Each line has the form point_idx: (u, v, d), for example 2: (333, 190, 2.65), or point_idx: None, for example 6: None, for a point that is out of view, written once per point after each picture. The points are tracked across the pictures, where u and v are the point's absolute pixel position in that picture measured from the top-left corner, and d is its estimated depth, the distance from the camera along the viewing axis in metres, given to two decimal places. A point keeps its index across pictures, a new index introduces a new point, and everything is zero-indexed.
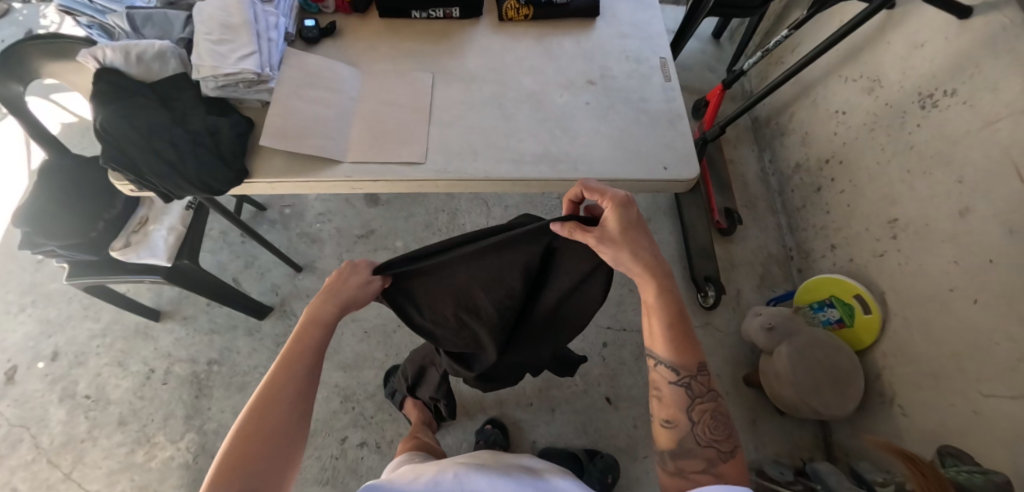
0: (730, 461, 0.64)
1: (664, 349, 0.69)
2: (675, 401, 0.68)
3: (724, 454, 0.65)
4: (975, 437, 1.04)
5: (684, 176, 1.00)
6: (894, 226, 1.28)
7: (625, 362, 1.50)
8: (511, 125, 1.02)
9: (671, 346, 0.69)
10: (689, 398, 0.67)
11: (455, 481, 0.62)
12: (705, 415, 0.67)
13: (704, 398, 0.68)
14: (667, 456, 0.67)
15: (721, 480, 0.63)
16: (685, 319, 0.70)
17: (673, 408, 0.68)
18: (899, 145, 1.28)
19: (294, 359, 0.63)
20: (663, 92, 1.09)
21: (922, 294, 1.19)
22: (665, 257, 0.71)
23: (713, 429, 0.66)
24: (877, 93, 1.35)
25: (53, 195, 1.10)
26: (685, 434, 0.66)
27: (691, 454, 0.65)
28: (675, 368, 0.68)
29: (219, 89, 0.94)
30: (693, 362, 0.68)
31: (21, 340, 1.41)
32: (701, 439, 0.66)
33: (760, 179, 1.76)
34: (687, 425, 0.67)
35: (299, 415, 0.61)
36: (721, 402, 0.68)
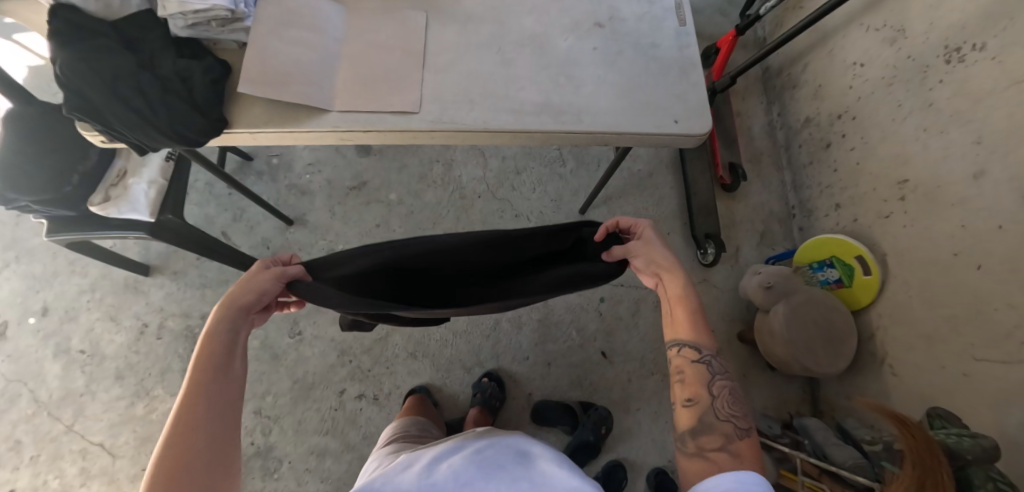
0: (746, 440, 0.63)
1: (686, 332, 0.71)
2: (697, 378, 0.68)
3: (740, 430, 0.64)
4: (963, 399, 1.07)
5: (693, 131, 0.94)
6: (903, 187, 1.24)
7: (621, 317, 1.51)
8: (511, 71, 0.95)
9: (692, 328, 0.71)
10: (710, 375, 0.68)
11: (450, 474, 0.64)
12: (724, 392, 0.67)
13: (722, 377, 0.68)
14: (686, 435, 0.65)
15: (734, 456, 0.62)
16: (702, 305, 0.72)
17: (695, 384, 0.68)
18: (917, 101, 1.22)
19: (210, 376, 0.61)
20: (676, 38, 1.01)
21: (925, 257, 1.18)
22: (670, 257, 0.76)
23: (731, 406, 0.66)
24: (899, 45, 1.27)
25: (21, 147, 1.01)
26: (706, 409, 0.66)
27: (709, 430, 0.64)
28: (696, 348, 0.70)
29: (189, 28, 0.86)
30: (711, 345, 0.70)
31: (8, 295, 1.37)
32: (719, 414, 0.66)
33: (767, 133, 1.71)
34: (707, 402, 0.67)
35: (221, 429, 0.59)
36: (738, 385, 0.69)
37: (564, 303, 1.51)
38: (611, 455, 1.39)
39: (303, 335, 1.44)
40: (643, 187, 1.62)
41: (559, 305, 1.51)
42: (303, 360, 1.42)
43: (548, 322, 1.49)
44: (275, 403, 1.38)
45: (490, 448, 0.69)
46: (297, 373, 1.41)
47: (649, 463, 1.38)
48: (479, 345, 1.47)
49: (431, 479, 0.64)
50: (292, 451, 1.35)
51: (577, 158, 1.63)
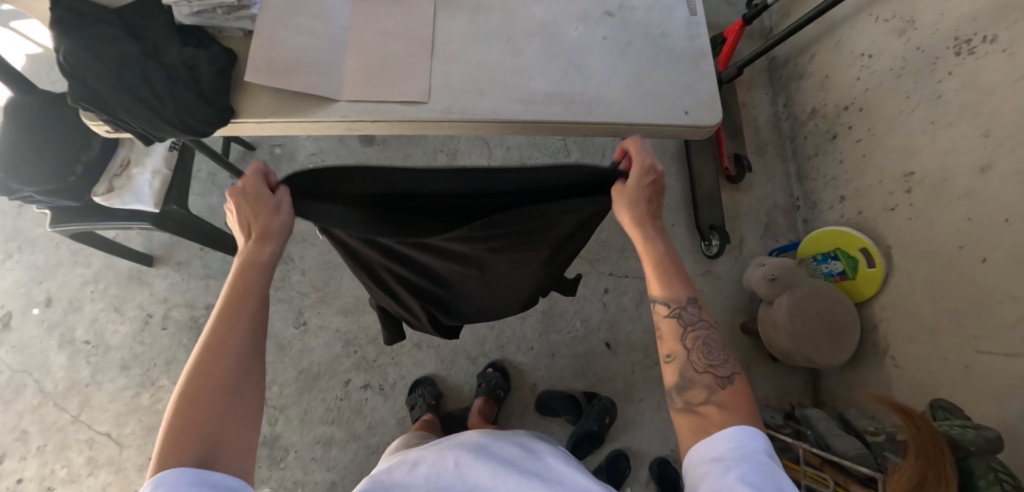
0: (731, 388, 0.60)
1: (656, 288, 0.67)
2: (670, 331, 0.65)
3: (722, 380, 0.61)
4: (964, 391, 1.09)
5: (704, 123, 0.93)
6: (909, 179, 1.24)
7: (625, 309, 1.51)
8: (521, 61, 0.93)
9: (657, 282, 0.67)
10: (682, 327, 0.65)
11: (456, 471, 0.64)
12: (699, 343, 0.64)
13: (695, 327, 0.64)
14: (672, 393, 0.63)
15: (722, 408, 0.59)
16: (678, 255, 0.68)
17: (669, 340, 0.65)
18: (925, 93, 1.21)
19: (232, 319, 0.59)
20: (687, 28, 1.00)
21: (930, 249, 1.18)
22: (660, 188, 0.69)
23: (709, 356, 0.63)
24: (908, 36, 1.26)
25: (23, 137, 1.00)
26: (684, 364, 0.63)
27: (692, 385, 0.61)
28: (664, 302, 0.66)
29: (195, 16, 0.84)
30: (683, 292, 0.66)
31: (11, 286, 1.37)
32: (697, 366, 0.62)
33: (772, 124, 1.70)
34: (685, 357, 0.64)
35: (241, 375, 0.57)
36: (716, 330, 0.65)
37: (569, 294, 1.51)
38: (614, 445, 1.40)
39: (308, 325, 1.44)
40: None
41: (563, 297, 1.51)
42: (308, 350, 1.43)
43: (552, 313, 1.50)
44: (280, 393, 1.39)
45: (496, 445, 0.70)
46: (302, 363, 1.42)
47: (651, 452, 1.40)
48: (484, 335, 1.48)
49: (443, 482, 0.63)
50: (298, 440, 1.36)
51: (582, 149, 1.63)
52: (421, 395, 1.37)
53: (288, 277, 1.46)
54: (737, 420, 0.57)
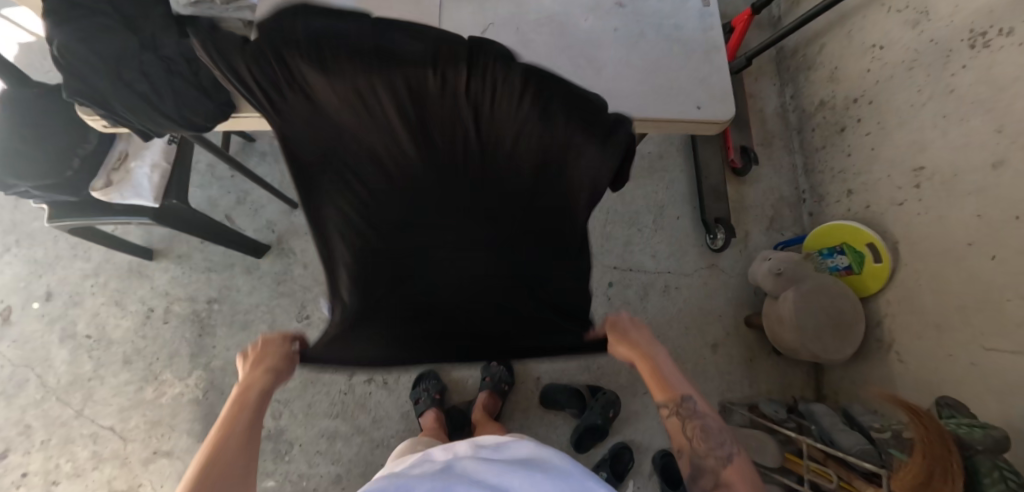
0: (732, 465, 0.64)
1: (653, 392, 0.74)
2: (673, 429, 0.69)
3: (722, 459, 0.64)
4: (970, 388, 1.09)
5: (717, 118, 0.89)
6: (919, 174, 1.23)
7: (629, 302, 1.50)
8: (530, 53, 0.89)
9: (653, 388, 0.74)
10: (680, 422, 0.70)
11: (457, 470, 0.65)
12: (700, 430, 0.68)
13: (691, 417, 0.69)
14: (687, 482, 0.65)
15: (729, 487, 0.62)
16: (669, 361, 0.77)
17: (673, 436, 0.69)
18: (937, 87, 1.19)
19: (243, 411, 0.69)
20: (699, 19, 0.95)
21: (938, 246, 1.17)
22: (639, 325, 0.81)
23: (709, 441, 0.67)
24: (921, 28, 1.23)
25: (17, 130, 0.98)
26: (689, 456, 0.67)
27: (701, 472, 0.65)
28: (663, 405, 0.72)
29: (193, 6, 0.81)
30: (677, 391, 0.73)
31: (9, 280, 1.35)
32: (701, 453, 0.66)
33: (780, 115, 1.68)
34: (690, 448, 0.67)
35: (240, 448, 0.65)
36: (716, 417, 0.69)
37: None
38: (617, 438, 1.41)
39: (311, 318, 1.41)
40: (654, 170, 1.60)
41: None
42: (312, 344, 1.41)
43: None
44: (284, 387, 1.39)
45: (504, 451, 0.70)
46: None
47: (655, 445, 1.41)
48: None
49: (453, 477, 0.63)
50: (302, 434, 1.36)
51: None
52: (425, 388, 1.37)
53: (290, 271, 1.43)
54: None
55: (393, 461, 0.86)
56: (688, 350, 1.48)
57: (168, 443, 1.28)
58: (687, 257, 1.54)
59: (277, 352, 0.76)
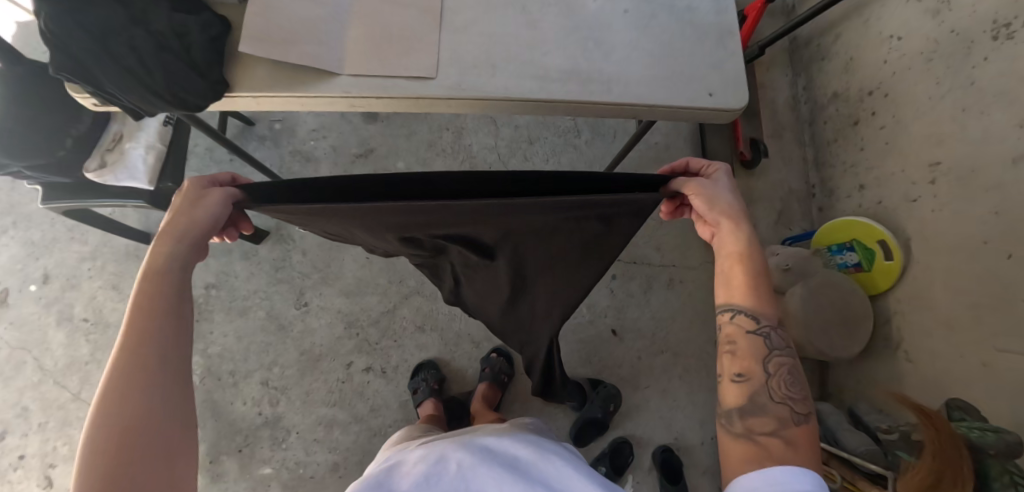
0: (804, 427, 0.56)
1: (741, 295, 0.61)
2: (750, 351, 0.60)
3: (798, 416, 0.56)
4: (980, 389, 1.06)
5: (731, 106, 0.85)
6: (935, 170, 1.19)
7: (633, 295, 1.47)
8: (537, 34, 0.85)
9: (749, 292, 0.61)
10: (767, 350, 0.59)
11: (460, 477, 0.66)
12: (783, 371, 0.59)
13: (782, 352, 0.59)
14: (733, 413, 0.58)
15: (788, 444, 0.55)
16: (768, 267, 0.62)
17: (746, 359, 0.59)
18: (958, 79, 1.15)
19: (149, 317, 0.54)
20: (714, 2, 0.91)
21: (954, 243, 1.14)
22: (743, 210, 0.65)
23: (790, 387, 0.58)
24: (942, 18, 1.19)
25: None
26: (759, 389, 0.58)
27: (760, 412, 0.56)
28: (752, 316, 0.60)
29: None
30: (771, 312, 0.61)
31: (7, 262, 1.34)
32: (774, 394, 0.57)
33: (790, 106, 1.64)
34: (762, 380, 0.58)
35: (171, 368, 0.54)
36: (799, 359, 0.60)
37: None
38: (617, 432, 1.39)
39: (309, 306, 1.41)
40: (661, 161, 1.57)
41: None
42: (310, 331, 1.40)
43: None
44: (281, 374, 1.37)
45: (502, 446, 0.73)
46: (303, 345, 1.40)
47: (655, 440, 1.39)
48: None
49: (438, 487, 0.65)
50: (299, 422, 1.35)
51: (593, 129, 1.57)
52: (424, 379, 1.35)
53: (289, 258, 1.43)
54: (798, 461, 0.53)
55: (389, 451, 0.85)
56: (691, 345, 1.46)
57: None
58: (692, 250, 1.51)
59: (187, 208, 0.60)
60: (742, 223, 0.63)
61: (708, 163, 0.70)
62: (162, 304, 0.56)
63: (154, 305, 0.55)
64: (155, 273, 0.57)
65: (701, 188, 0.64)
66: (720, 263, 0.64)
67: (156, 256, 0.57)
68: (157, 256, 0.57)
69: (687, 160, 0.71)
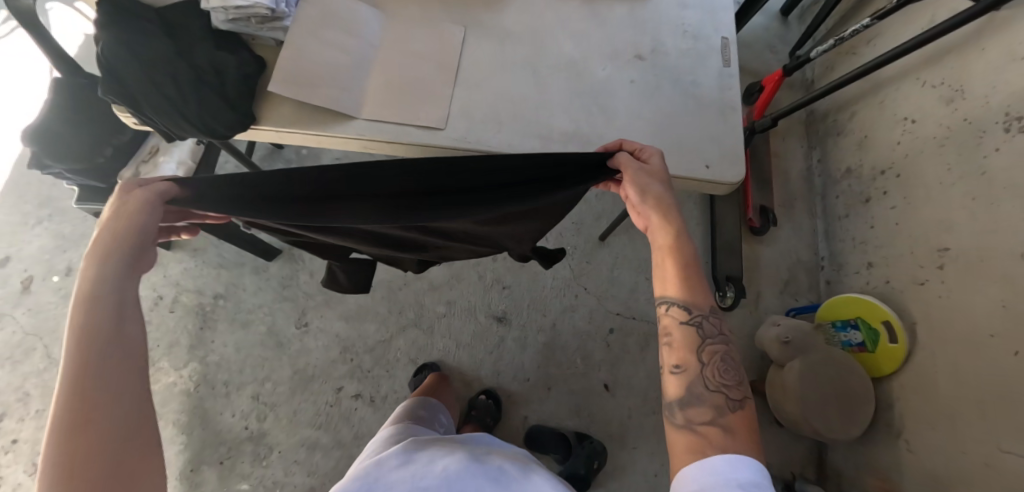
0: (739, 412, 0.57)
1: (673, 287, 0.63)
2: (684, 342, 0.61)
3: (732, 402, 0.57)
4: (982, 489, 1.00)
5: (726, 179, 0.88)
6: (943, 255, 1.18)
7: (629, 351, 1.46)
8: (545, 96, 0.89)
9: (683, 283, 0.63)
10: (700, 338, 0.61)
11: (443, 479, 0.65)
12: (716, 358, 0.60)
13: (714, 339, 0.61)
14: (673, 405, 0.59)
15: (726, 431, 0.55)
16: (698, 254, 0.64)
17: (682, 350, 0.61)
18: (970, 167, 1.14)
19: (92, 342, 0.55)
20: (719, 78, 0.95)
21: (959, 331, 1.11)
22: (675, 197, 0.67)
23: (723, 374, 0.59)
24: (956, 105, 1.19)
25: (51, 111, 1.00)
26: (695, 378, 0.59)
27: (697, 402, 0.57)
28: (686, 307, 0.62)
29: (230, 22, 0.83)
30: (704, 301, 0.63)
31: (36, 251, 1.42)
32: (709, 383, 0.58)
33: (804, 178, 1.65)
34: (697, 370, 0.59)
35: (124, 388, 0.56)
36: (733, 345, 0.61)
37: (572, 329, 1.47)
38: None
39: (309, 326, 1.44)
40: None
41: (567, 330, 1.47)
42: (306, 351, 1.43)
43: (553, 344, 1.45)
44: (273, 391, 1.39)
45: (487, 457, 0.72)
46: (298, 364, 1.42)
47: None
48: (481, 359, 1.44)
49: (422, 482, 0.65)
50: (282, 440, 1.36)
51: None
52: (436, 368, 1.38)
53: (296, 277, 1.48)
54: (736, 447, 0.54)
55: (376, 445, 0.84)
56: None
57: None
58: None
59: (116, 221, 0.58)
60: (672, 214, 0.65)
61: (641, 146, 0.71)
62: (104, 327, 0.56)
63: (89, 333, 0.55)
64: (91, 297, 0.56)
65: (637, 174, 0.67)
66: (656, 256, 0.66)
67: (89, 279, 0.56)
68: (90, 278, 0.56)
69: (621, 141, 0.72)
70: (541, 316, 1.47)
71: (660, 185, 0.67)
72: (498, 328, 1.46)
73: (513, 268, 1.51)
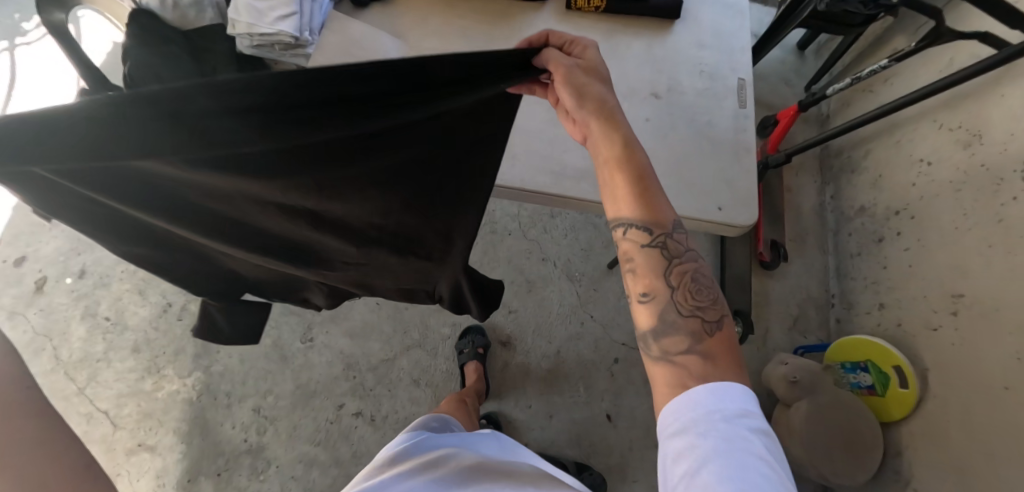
0: (717, 335, 0.55)
1: (630, 207, 0.59)
2: (649, 267, 0.58)
3: (708, 326, 0.55)
4: None
5: (739, 222, 0.88)
6: (957, 301, 1.16)
7: (633, 382, 1.44)
8: (560, 132, 0.90)
9: (640, 202, 0.59)
10: (666, 260, 0.58)
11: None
12: (686, 279, 0.57)
13: (682, 259, 0.58)
14: (647, 337, 0.57)
15: (705, 358, 0.53)
16: (651, 164, 0.60)
17: (648, 277, 0.58)
18: (986, 213, 1.13)
19: None
20: (735, 119, 0.95)
21: (973, 381, 1.08)
22: (618, 104, 0.61)
23: (696, 295, 0.56)
24: (972, 150, 1.18)
25: None
26: (666, 304, 0.56)
27: (672, 330, 0.55)
28: (647, 228, 0.58)
29: (256, 46, 0.96)
30: (671, 219, 0.59)
31: (51, 253, 1.45)
32: (681, 308, 0.56)
33: (817, 214, 1.63)
34: (667, 295, 0.57)
35: None
36: (702, 262, 0.59)
37: (576, 357, 1.46)
38: None
39: (314, 342, 1.45)
40: None
41: (572, 358, 1.45)
42: (310, 366, 1.43)
43: (557, 371, 1.44)
44: (274, 404, 1.39)
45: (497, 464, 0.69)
46: (301, 378, 1.42)
47: None
48: None
49: None
50: (281, 455, 1.35)
51: None
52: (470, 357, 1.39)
53: None
54: (718, 373, 0.52)
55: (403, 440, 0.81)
56: None
57: (154, 438, 1.35)
58: None
59: None
60: (619, 123, 0.60)
61: (572, 39, 0.62)
62: None
63: None
64: None
65: (569, 74, 0.59)
66: (605, 176, 0.61)
67: None
68: None
69: (548, 32, 0.62)
70: (546, 342, 1.47)
71: (605, 91, 0.61)
72: (503, 353, 1.46)
73: (520, 292, 1.50)
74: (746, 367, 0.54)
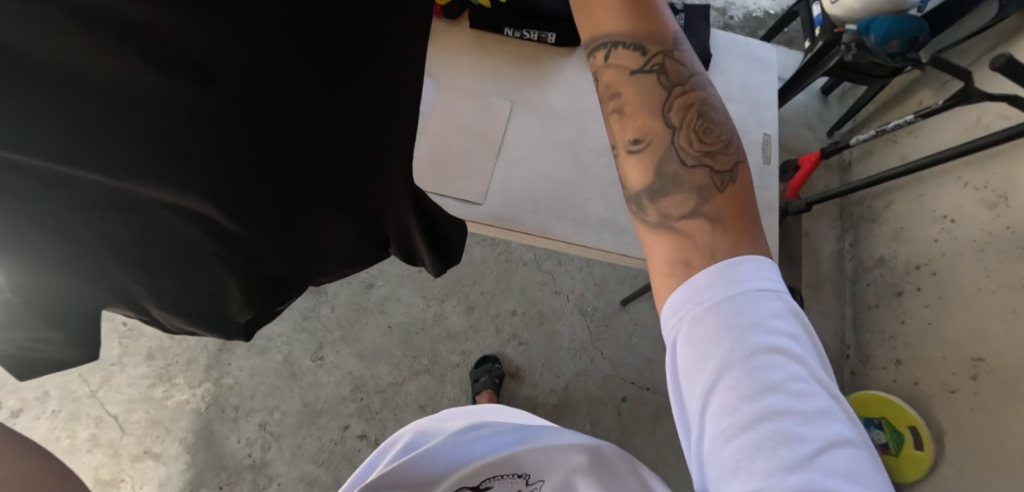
0: (729, 188, 0.49)
1: (618, 27, 0.51)
2: (641, 106, 0.50)
3: (718, 178, 0.49)
4: None
5: None
6: (977, 365, 1.13)
7: (639, 423, 1.43)
8: (583, 179, 0.91)
9: (631, 21, 0.51)
10: (664, 90, 0.50)
11: None
12: (686, 118, 0.50)
13: (682, 90, 0.51)
14: (643, 195, 0.50)
15: (712, 221, 0.47)
16: None
17: (642, 119, 0.50)
18: (1010, 278, 1.11)
19: None
20: (758, 175, 0.95)
21: (991, 449, 1.06)
22: None
23: (702, 135, 0.50)
24: (998, 212, 1.16)
25: None
26: (664, 146, 0.49)
27: (674, 185, 0.49)
28: (639, 49, 0.50)
29: None
30: (669, 38, 0.52)
31: None
32: (686, 155, 0.49)
33: (835, 261, 1.62)
34: (664, 137, 0.49)
35: None
36: (703, 92, 0.52)
37: (584, 393, 1.45)
38: None
39: (324, 361, 1.46)
40: None
41: (580, 394, 1.45)
42: (318, 384, 1.44)
43: (564, 407, 1.43)
44: (280, 421, 1.40)
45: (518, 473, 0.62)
46: (308, 396, 1.43)
47: None
48: None
49: None
50: (283, 473, 1.36)
51: None
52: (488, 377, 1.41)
53: (318, 309, 1.50)
54: (728, 241, 0.46)
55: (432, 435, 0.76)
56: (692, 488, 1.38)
57: (160, 446, 1.37)
58: None
59: None
60: None
61: None
62: None
63: None
64: None
65: None
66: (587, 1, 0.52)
67: None
68: None
69: None
70: (554, 376, 1.46)
71: None
72: (510, 384, 1.45)
73: (532, 324, 1.50)
74: (763, 235, 0.48)
